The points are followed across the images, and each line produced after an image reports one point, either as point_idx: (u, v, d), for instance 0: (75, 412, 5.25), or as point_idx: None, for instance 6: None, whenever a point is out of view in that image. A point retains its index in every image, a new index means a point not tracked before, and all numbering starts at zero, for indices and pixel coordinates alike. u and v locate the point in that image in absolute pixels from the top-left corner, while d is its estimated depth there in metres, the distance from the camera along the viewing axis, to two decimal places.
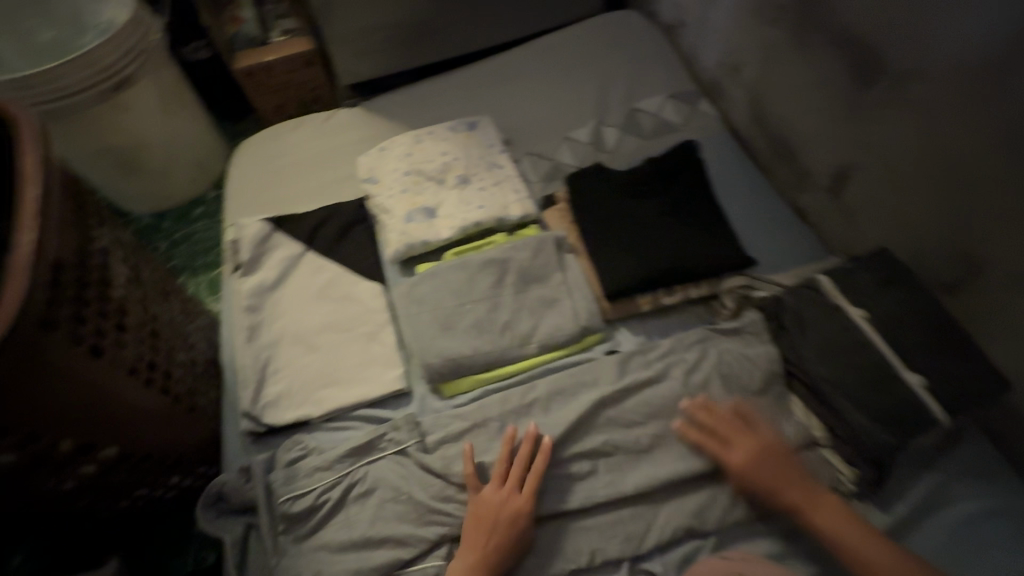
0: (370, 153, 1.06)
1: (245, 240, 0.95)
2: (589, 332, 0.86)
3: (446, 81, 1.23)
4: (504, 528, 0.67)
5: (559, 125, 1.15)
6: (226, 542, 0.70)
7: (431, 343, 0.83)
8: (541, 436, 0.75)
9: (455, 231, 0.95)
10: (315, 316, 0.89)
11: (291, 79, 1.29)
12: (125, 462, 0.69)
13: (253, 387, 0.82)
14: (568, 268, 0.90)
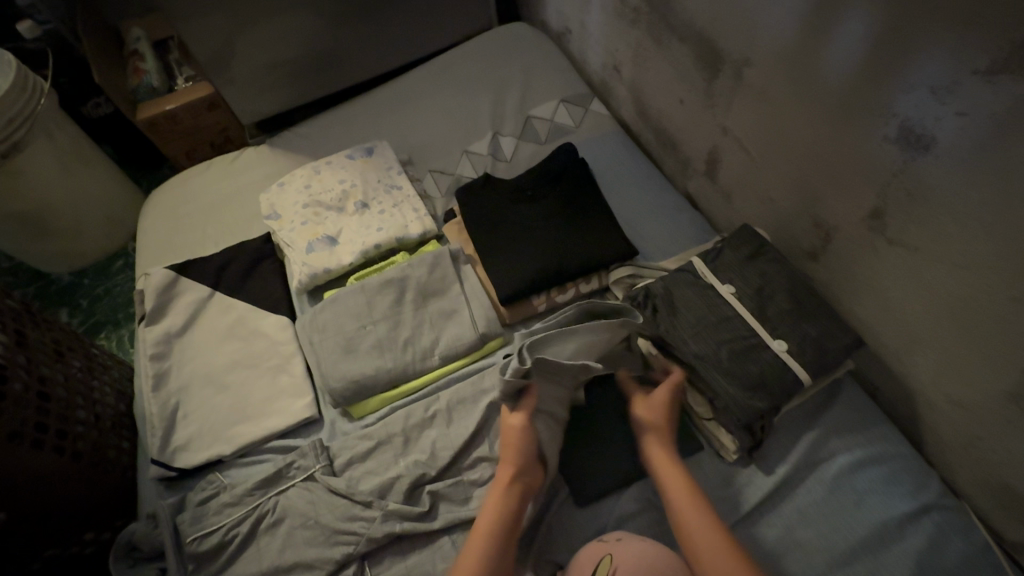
0: (271, 189, 1.08)
1: (149, 288, 0.96)
2: (489, 338, 0.89)
3: (348, 109, 1.26)
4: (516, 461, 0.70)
5: (459, 139, 1.18)
6: None
7: (335, 367, 0.85)
8: (442, 447, 0.77)
9: (356, 255, 0.98)
10: (223, 355, 0.91)
11: (196, 124, 1.30)
12: (23, 524, 0.70)
13: (161, 433, 0.83)
14: (465, 278, 0.94)
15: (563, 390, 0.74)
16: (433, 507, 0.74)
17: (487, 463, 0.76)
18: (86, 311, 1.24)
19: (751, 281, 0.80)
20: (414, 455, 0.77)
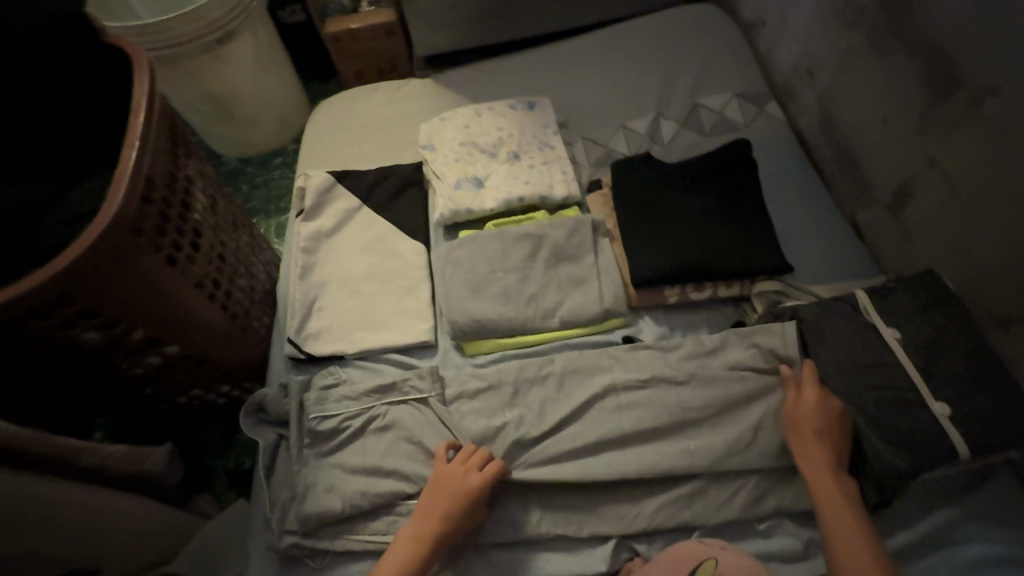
0: (432, 121, 1.11)
1: (310, 187, 1.03)
2: (611, 315, 0.88)
3: (514, 60, 1.27)
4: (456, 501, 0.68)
5: (618, 113, 1.16)
6: (261, 445, 0.79)
7: (460, 303, 0.88)
8: (546, 409, 0.79)
9: (499, 202, 0.99)
10: (362, 266, 0.97)
11: (373, 48, 1.37)
12: (184, 362, 0.79)
13: (299, 318, 0.91)
14: (601, 251, 0.92)
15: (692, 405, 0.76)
16: (526, 458, 0.76)
17: (590, 437, 0.76)
18: (243, 195, 1.37)
19: (923, 331, 0.73)
20: (520, 407, 0.79)
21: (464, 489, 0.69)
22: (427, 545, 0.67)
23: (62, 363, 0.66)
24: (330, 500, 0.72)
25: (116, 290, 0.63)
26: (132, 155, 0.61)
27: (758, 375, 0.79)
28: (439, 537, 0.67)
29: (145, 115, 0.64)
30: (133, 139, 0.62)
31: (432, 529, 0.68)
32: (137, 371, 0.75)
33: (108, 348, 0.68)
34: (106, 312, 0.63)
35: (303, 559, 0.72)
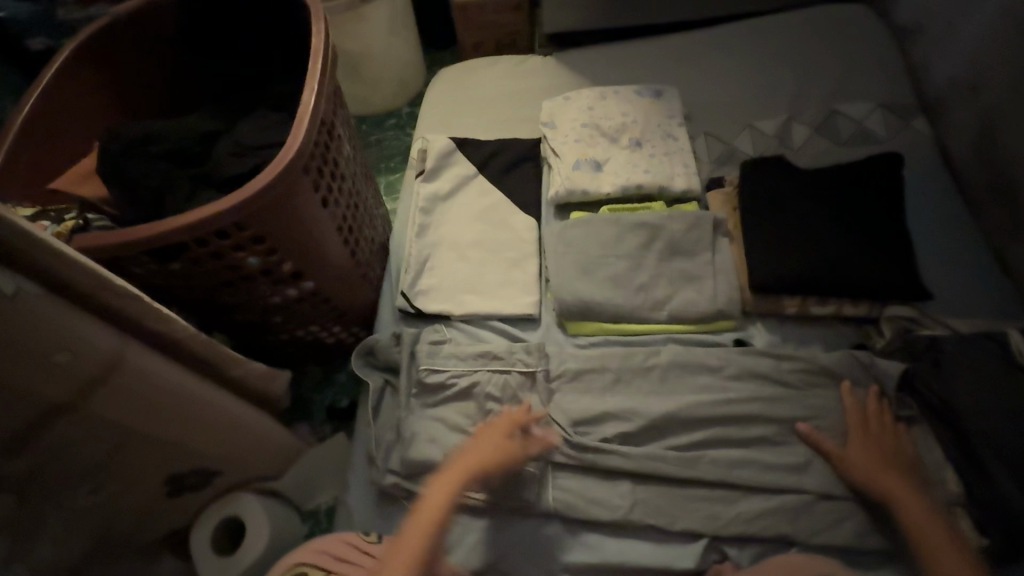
0: (555, 99, 1.11)
1: (431, 150, 1.06)
2: (723, 317, 0.86)
3: (640, 46, 1.24)
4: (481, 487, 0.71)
5: (746, 111, 1.11)
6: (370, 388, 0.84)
7: (570, 282, 0.88)
8: (648, 400, 0.79)
9: (617, 188, 0.98)
10: (472, 231, 0.99)
11: (496, 20, 1.36)
12: (311, 299, 0.81)
13: (413, 274, 0.94)
14: (719, 251, 0.90)
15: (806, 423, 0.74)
16: (623, 443, 0.77)
17: (689, 435, 0.76)
18: None
19: None
20: (622, 394, 0.80)
21: (509, 475, 0.73)
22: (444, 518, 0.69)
23: (219, 285, 0.69)
24: (432, 450, 0.76)
25: (282, 220, 0.65)
26: (313, 95, 0.67)
27: (877, 400, 0.76)
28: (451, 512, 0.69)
29: (324, 60, 0.69)
30: (315, 81, 0.68)
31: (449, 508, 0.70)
32: (273, 300, 0.76)
33: (258, 274, 0.70)
34: (268, 239, 0.66)
35: (401, 500, 0.76)
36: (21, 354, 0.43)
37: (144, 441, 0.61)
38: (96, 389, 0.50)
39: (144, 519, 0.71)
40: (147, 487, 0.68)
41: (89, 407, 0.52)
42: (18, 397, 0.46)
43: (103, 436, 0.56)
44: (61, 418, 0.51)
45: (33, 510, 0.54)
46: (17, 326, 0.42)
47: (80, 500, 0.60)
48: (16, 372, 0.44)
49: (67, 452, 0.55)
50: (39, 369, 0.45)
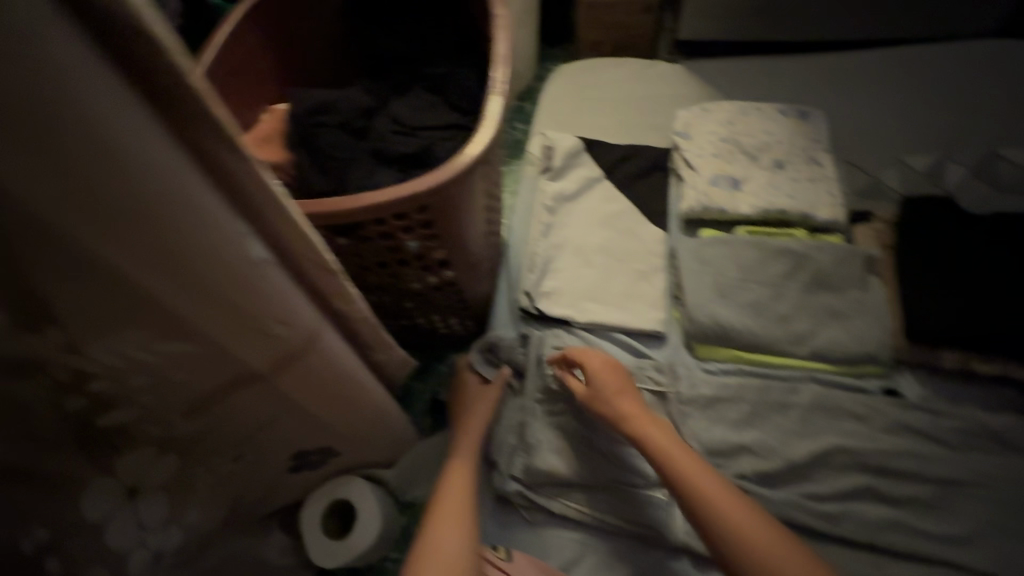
0: (692, 109, 1.06)
1: (559, 147, 1.02)
2: (871, 361, 0.80)
3: (777, 64, 1.18)
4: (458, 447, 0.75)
5: (894, 144, 1.04)
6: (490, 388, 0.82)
7: (706, 303, 0.84)
8: (789, 441, 0.74)
9: (756, 210, 0.92)
10: (598, 237, 0.95)
11: (621, 20, 1.30)
12: (444, 289, 0.79)
13: (537, 275, 0.92)
14: (870, 290, 0.84)
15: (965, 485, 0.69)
16: (759, 481, 0.73)
17: (835, 484, 0.71)
18: None
19: None
20: (760, 429, 0.75)
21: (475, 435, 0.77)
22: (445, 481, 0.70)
23: (373, 265, 0.67)
24: (556, 460, 0.74)
25: (453, 208, 0.62)
26: (500, 78, 0.62)
27: None
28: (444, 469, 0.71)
29: (509, 42, 0.65)
30: (501, 63, 0.63)
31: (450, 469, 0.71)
32: (412, 286, 0.74)
33: (412, 260, 0.68)
34: (434, 227, 0.62)
35: (519, 507, 0.74)
36: (247, 324, 0.42)
37: (298, 417, 0.59)
38: (287, 364, 0.48)
39: (269, 490, 0.71)
40: (278, 459, 0.66)
41: (278, 381, 0.50)
42: (227, 362, 0.45)
43: (269, 408, 0.55)
44: (248, 387, 0.49)
45: (190, 466, 0.54)
46: (254, 297, 0.40)
47: (224, 465, 0.59)
48: (236, 339, 0.43)
49: (234, 418, 0.53)
50: (254, 339, 0.43)
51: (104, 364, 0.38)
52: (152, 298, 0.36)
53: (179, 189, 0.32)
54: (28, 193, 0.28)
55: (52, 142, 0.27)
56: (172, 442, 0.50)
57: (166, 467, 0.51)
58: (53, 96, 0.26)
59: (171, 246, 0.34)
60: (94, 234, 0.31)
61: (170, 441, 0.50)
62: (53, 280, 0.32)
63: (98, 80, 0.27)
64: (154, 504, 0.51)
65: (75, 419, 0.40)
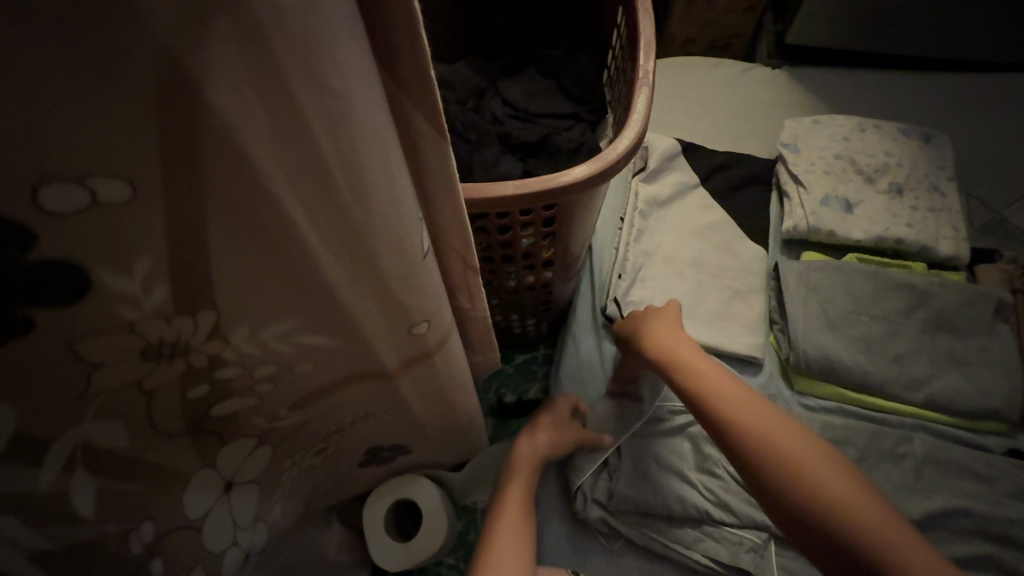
0: (802, 120, 0.98)
1: (656, 148, 0.95)
2: (994, 417, 0.72)
3: (894, 78, 1.09)
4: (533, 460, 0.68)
5: (1021, 178, 0.95)
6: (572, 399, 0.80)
7: (813, 333, 0.77)
8: (900, 494, 0.68)
9: (870, 236, 0.85)
10: (691, 248, 0.89)
11: (720, 19, 1.21)
12: (535, 290, 0.74)
13: (626, 284, 0.85)
14: (996, 337, 0.76)
15: None
16: None
17: (954, 550, 0.64)
18: None
19: None
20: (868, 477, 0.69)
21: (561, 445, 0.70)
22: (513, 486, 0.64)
23: (480, 259, 0.63)
24: (645, 490, 0.68)
25: (580, 206, 0.57)
26: (648, 66, 0.57)
27: None
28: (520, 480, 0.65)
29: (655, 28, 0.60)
30: (647, 49, 0.58)
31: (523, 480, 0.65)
32: (509, 284, 0.70)
33: (518, 257, 0.63)
34: (560, 222, 0.58)
35: (596, 532, 0.70)
36: (390, 312, 0.39)
37: (393, 412, 0.57)
38: (410, 359, 0.47)
39: (337, 483, 0.68)
40: (355, 454, 0.63)
41: (392, 374, 0.49)
42: (356, 346, 0.43)
43: (371, 403, 0.53)
44: (362, 377, 0.48)
45: (280, 458, 0.52)
46: (409, 291, 0.37)
47: (308, 458, 0.57)
48: (374, 326, 0.40)
49: (334, 410, 0.52)
50: (389, 328, 0.41)
51: (240, 350, 0.36)
52: (319, 283, 0.34)
53: (387, 172, 0.28)
54: (250, 162, 0.24)
55: (291, 107, 0.22)
56: (271, 434, 0.48)
57: (259, 461, 0.49)
58: (310, 50, 0.21)
59: (357, 234, 0.30)
60: (291, 212, 0.27)
61: (271, 431, 0.48)
62: (230, 255, 0.28)
63: (346, 39, 0.22)
64: (245, 498, 0.50)
65: (195, 402, 0.37)
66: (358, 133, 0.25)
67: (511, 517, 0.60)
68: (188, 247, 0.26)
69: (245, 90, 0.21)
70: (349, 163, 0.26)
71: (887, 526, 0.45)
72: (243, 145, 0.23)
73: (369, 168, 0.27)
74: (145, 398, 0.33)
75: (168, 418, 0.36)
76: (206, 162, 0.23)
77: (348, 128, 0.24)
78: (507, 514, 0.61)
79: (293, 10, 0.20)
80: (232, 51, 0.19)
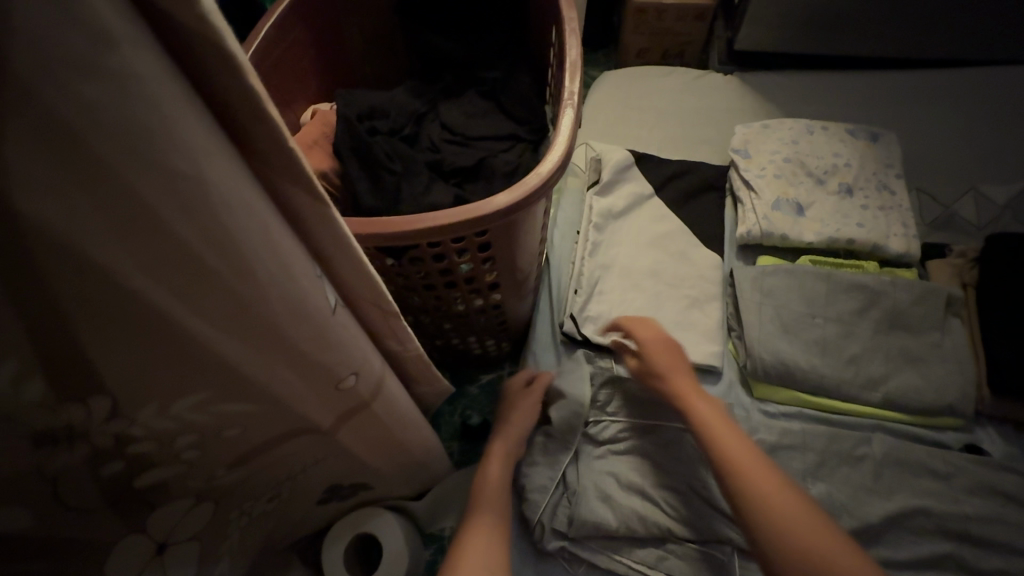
0: (751, 125, 0.99)
1: (608, 160, 0.95)
2: (950, 413, 0.73)
3: (843, 79, 1.11)
4: (489, 479, 0.67)
5: (969, 171, 0.97)
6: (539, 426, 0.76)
7: (769, 338, 0.77)
8: (862, 498, 0.67)
9: (823, 238, 0.85)
10: (647, 258, 0.88)
11: (671, 27, 1.23)
12: (487, 311, 0.73)
13: (582, 298, 0.84)
14: (949, 332, 0.77)
15: None
16: None
17: (917, 551, 0.64)
18: None
19: None
20: (829, 481, 0.69)
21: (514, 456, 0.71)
22: (472, 508, 0.64)
23: (420, 286, 0.62)
24: (605, 511, 0.67)
25: (515, 229, 0.56)
26: (573, 87, 0.58)
27: None
28: (475, 502, 0.64)
29: (579, 50, 0.60)
30: (573, 71, 0.59)
31: (480, 502, 0.64)
32: (458, 307, 0.69)
33: (460, 281, 0.62)
34: (494, 245, 0.57)
35: (559, 557, 0.68)
36: (314, 378, 0.37)
37: (345, 459, 0.55)
38: (347, 415, 0.45)
39: (294, 523, 0.67)
40: (308, 497, 0.61)
41: (330, 429, 0.46)
42: (285, 414, 0.40)
43: (316, 454, 0.51)
44: (300, 437, 0.46)
45: (223, 512, 0.50)
46: (328, 350, 0.35)
47: (259, 505, 0.55)
48: (298, 394, 0.38)
49: (279, 465, 0.50)
50: (319, 391, 0.39)
51: (151, 430, 0.34)
52: (228, 364, 0.31)
53: (266, 241, 0.27)
54: (103, 258, 0.22)
55: (129, 199, 0.21)
56: (210, 492, 0.46)
57: (198, 518, 0.47)
58: (131, 144, 0.20)
59: (250, 310, 0.28)
60: (166, 303, 0.26)
61: (209, 489, 0.45)
62: (105, 349, 0.27)
63: (190, 118, 0.21)
64: (183, 554, 0.47)
65: (111, 478, 0.35)
66: (215, 211, 0.24)
67: (471, 543, 0.58)
68: (54, 353, 0.25)
69: (71, 192, 0.20)
70: (215, 239, 0.24)
71: (819, 534, 0.52)
72: (82, 243, 0.21)
73: (238, 243, 0.25)
74: (49, 486, 0.31)
75: (80, 497, 0.34)
76: (47, 266, 0.21)
77: (207, 206, 0.23)
78: (467, 537, 0.59)
79: (102, 106, 0.19)
80: (45, 154, 0.19)
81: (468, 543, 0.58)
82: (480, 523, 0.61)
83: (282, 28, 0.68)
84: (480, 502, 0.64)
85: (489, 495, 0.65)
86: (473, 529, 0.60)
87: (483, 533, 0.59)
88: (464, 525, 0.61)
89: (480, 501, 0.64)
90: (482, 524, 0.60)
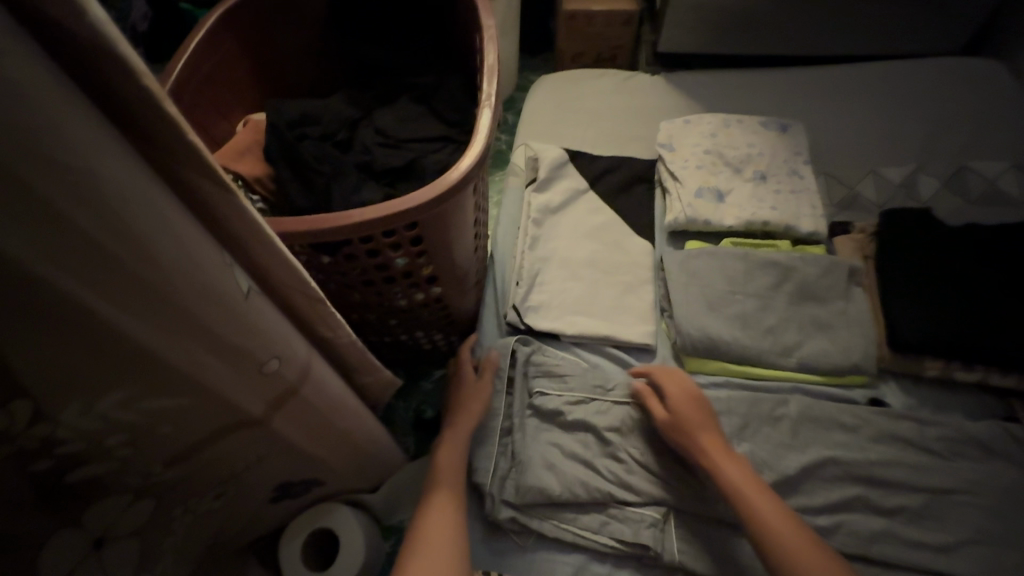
0: (675, 121, 1.06)
1: (544, 159, 1.01)
2: (857, 372, 0.81)
3: (759, 77, 1.20)
4: (442, 456, 0.72)
5: (872, 156, 1.06)
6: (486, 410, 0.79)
7: (695, 315, 0.83)
8: (781, 454, 0.74)
9: (741, 221, 0.92)
10: (584, 248, 0.94)
11: (601, 32, 1.30)
12: (430, 306, 0.77)
13: (524, 289, 0.89)
14: (852, 300, 0.85)
15: (946, 495, 0.70)
16: None
17: (830, 497, 0.71)
18: None
19: None
20: (752, 441, 0.75)
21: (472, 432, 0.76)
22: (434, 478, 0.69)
23: (360, 283, 0.65)
24: (550, 479, 0.71)
25: (444, 223, 0.60)
26: (490, 88, 0.62)
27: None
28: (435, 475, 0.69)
29: (496, 55, 0.65)
30: (491, 74, 0.63)
31: (440, 475, 0.69)
32: (401, 302, 0.72)
33: (397, 275, 0.65)
34: (427, 239, 0.61)
35: (509, 532, 0.72)
36: (238, 364, 0.40)
37: (288, 453, 0.57)
38: (278, 402, 0.47)
39: (246, 522, 0.68)
40: (258, 494, 0.63)
41: (264, 419, 0.48)
42: (215, 404, 0.43)
43: (256, 449, 0.53)
44: (235, 431, 0.48)
45: (167, 509, 0.52)
46: (248, 334, 0.38)
47: (204, 503, 0.57)
48: (223, 382, 0.41)
49: (220, 462, 0.52)
50: (244, 378, 0.41)
51: (79, 429, 0.36)
52: (149, 354, 0.34)
53: (167, 227, 0.30)
54: (7, 249, 0.25)
55: (30, 195, 0.24)
56: (151, 490, 0.48)
57: (141, 514, 0.49)
58: (23, 143, 0.23)
59: (160, 296, 0.31)
60: (77, 292, 0.28)
61: (148, 486, 0.47)
62: (27, 344, 0.29)
63: (76, 119, 0.24)
64: (127, 552, 0.49)
65: (40, 478, 0.37)
66: (112, 201, 0.27)
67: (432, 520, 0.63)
68: None
69: None
70: (115, 228, 0.27)
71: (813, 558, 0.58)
72: None
73: (137, 228, 0.28)
74: None
75: (8, 493, 0.36)
76: None
77: (103, 196, 0.26)
78: (429, 512, 0.65)
79: None
80: None
81: (428, 519, 0.63)
82: (440, 504, 0.65)
83: (210, 41, 0.70)
84: (436, 474, 0.70)
85: (440, 472, 0.70)
86: (434, 508, 0.65)
87: (440, 508, 0.65)
88: (425, 504, 0.66)
89: (434, 475, 0.70)
90: (438, 500, 0.66)
